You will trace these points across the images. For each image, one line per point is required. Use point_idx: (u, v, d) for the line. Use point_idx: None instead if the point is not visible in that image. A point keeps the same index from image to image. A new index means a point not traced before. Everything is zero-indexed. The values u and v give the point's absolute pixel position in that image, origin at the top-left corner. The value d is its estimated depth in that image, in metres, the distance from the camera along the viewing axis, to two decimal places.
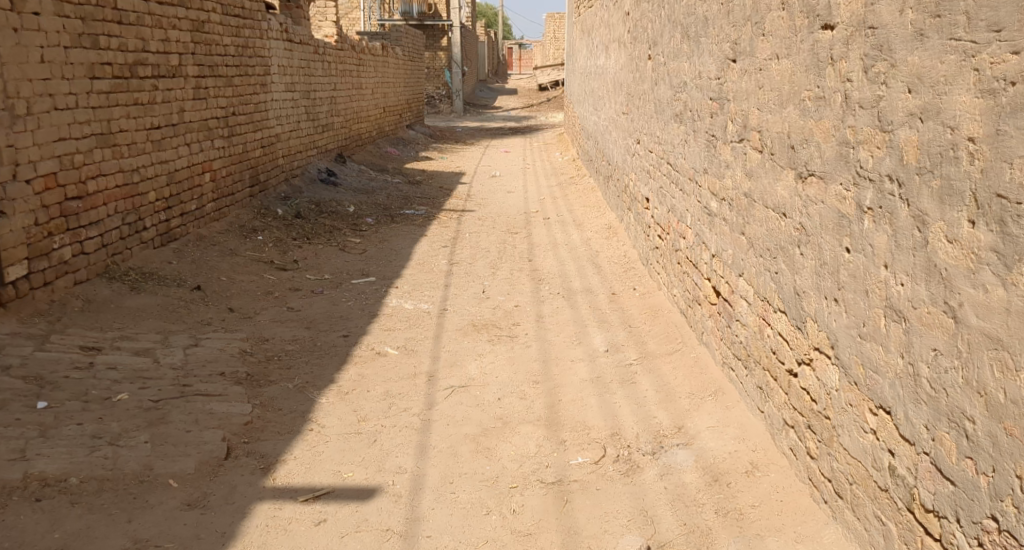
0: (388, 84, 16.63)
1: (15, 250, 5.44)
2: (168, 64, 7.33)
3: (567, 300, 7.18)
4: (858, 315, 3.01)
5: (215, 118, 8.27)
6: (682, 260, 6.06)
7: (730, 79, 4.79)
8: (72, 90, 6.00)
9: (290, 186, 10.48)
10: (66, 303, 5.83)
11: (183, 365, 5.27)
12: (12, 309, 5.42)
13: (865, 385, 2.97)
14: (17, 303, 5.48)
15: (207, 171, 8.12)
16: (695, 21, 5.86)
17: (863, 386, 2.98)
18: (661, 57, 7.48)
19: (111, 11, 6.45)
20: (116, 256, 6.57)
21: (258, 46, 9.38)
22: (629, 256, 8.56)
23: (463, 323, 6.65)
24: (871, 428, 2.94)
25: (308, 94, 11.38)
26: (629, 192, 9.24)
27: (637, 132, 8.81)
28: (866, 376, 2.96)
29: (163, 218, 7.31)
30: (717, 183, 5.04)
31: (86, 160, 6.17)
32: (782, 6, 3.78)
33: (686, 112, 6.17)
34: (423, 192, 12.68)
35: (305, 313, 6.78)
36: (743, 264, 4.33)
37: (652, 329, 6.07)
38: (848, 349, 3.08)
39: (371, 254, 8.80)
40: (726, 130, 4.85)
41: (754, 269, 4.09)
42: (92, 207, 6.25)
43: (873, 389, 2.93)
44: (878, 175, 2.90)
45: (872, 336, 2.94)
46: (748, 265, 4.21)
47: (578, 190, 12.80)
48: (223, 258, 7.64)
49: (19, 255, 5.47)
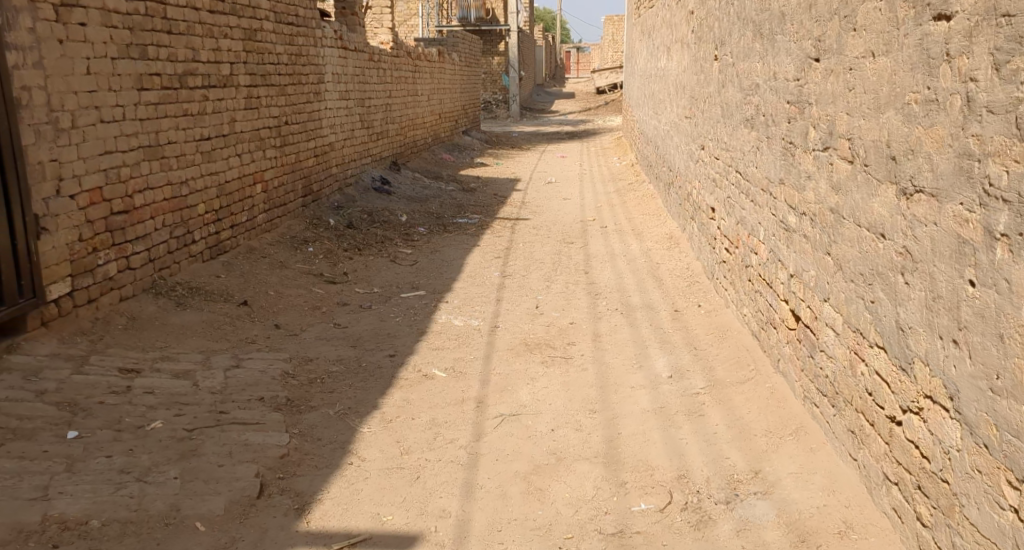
0: (444, 90, 16.33)
1: (58, 266, 5.18)
2: (220, 74, 7.07)
3: (627, 318, 6.73)
4: (989, 365, 2.53)
5: (267, 127, 8.00)
6: (754, 278, 5.58)
7: (813, 80, 4.33)
8: (119, 101, 5.73)
9: (342, 195, 10.20)
10: (110, 320, 5.56)
11: (223, 389, 4.95)
12: (54, 327, 5.16)
13: (1000, 450, 2.48)
14: (59, 321, 5.22)
15: (257, 181, 7.83)
16: (770, 19, 5.40)
17: (997, 451, 2.50)
18: (729, 59, 7.01)
19: (160, 19, 6.20)
20: (163, 270, 6.30)
21: (312, 54, 9.10)
22: (693, 269, 8.09)
23: (515, 342, 6.25)
24: (1011, 505, 2.46)
25: (362, 101, 11.08)
26: (692, 200, 8.77)
27: (701, 137, 8.35)
28: (1001, 439, 2.48)
29: (213, 230, 7.04)
30: (795, 195, 4.57)
31: (132, 173, 5.89)
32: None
33: (759, 117, 5.70)
34: (477, 199, 12.33)
35: (352, 330, 6.45)
36: (829, 288, 3.85)
37: (721, 353, 5.59)
38: (974, 404, 2.60)
39: (421, 265, 8.46)
40: (807, 137, 4.38)
41: (844, 295, 3.61)
42: (139, 221, 5.98)
43: (1013, 457, 2.44)
44: (1015, 196, 2.43)
45: (1008, 391, 2.45)
46: (836, 290, 3.73)
47: (637, 197, 12.34)
48: (271, 271, 7.35)
49: (62, 272, 5.21)
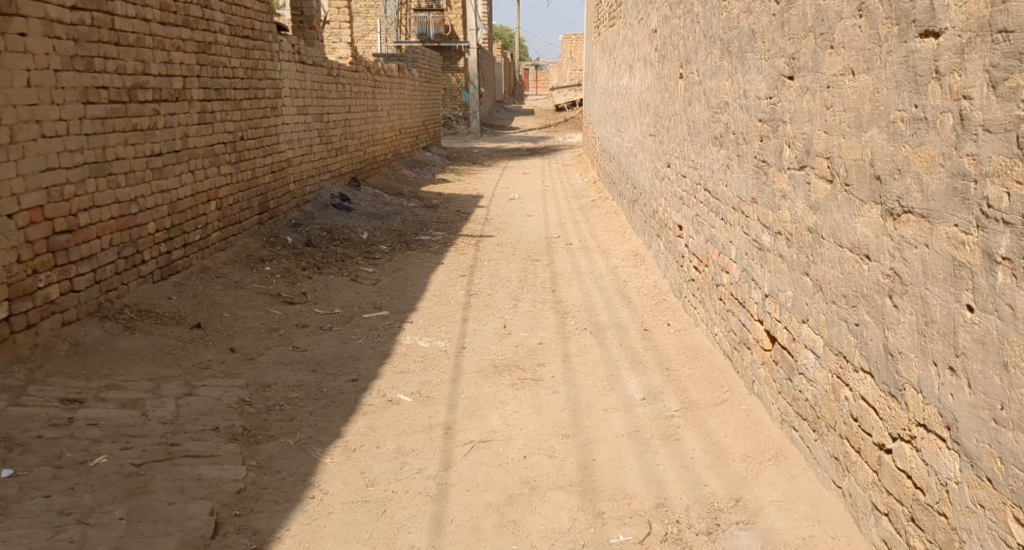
0: (404, 106, 16.18)
1: None
2: (172, 88, 6.85)
3: (596, 337, 6.60)
4: (992, 395, 2.55)
5: (222, 143, 7.79)
6: (725, 296, 5.50)
7: (786, 98, 4.34)
8: (62, 116, 5.51)
9: (300, 212, 9.99)
10: (52, 347, 5.30)
11: (175, 418, 4.73)
12: None
13: (1007, 484, 2.48)
14: None
15: (211, 199, 7.61)
16: (739, 36, 5.36)
17: (1003, 485, 2.50)
18: (695, 76, 6.97)
19: (107, 30, 5.98)
20: (111, 292, 6.05)
21: (269, 69, 8.91)
22: (660, 287, 8.01)
23: (483, 364, 6.09)
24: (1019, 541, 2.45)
25: (321, 116, 10.90)
26: (658, 217, 8.69)
27: (667, 154, 8.31)
28: (1008, 472, 2.48)
29: (164, 250, 6.80)
30: (768, 214, 4.56)
31: (77, 191, 5.67)
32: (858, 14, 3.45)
33: (728, 136, 5.66)
34: (440, 216, 12.17)
35: (312, 353, 6.24)
36: (807, 309, 3.77)
37: (694, 374, 5.47)
38: (975, 435, 2.62)
39: (384, 284, 8.28)
40: (781, 156, 4.39)
41: (824, 317, 3.54)
42: (84, 241, 5.75)
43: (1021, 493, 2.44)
44: (1020, 219, 2.46)
45: (1014, 422, 2.46)
46: (815, 311, 3.65)
47: (601, 214, 12.26)
48: (226, 292, 7.12)
49: None
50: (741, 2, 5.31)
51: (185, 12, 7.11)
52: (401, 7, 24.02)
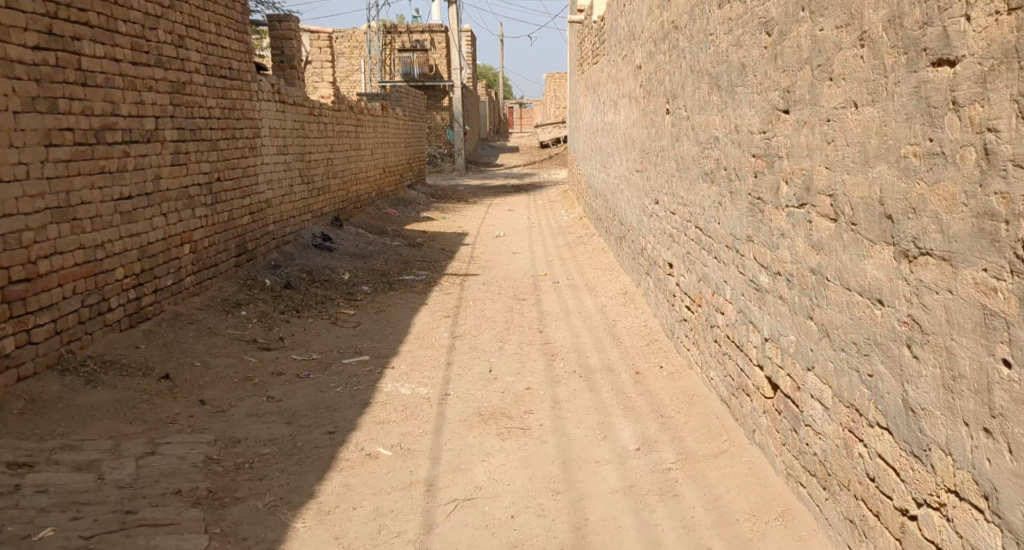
0: (388, 145, 16.00)
1: None
2: (143, 129, 6.60)
3: (586, 382, 6.33)
4: None
5: (197, 184, 7.52)
6: (721, 338, 5.25)
7: (781, 132, 4.19)
8: (22, 159, 5.26)
9: (280, 253, 9.72)
10: (6, 405, 4.99)
11: (134, 481, 4.42)
12: None
13: None
14: None
15: (185, 242, 7.33)
16: (729, 70, 5.18)
17: None
18: (682, 111, 6.79)
19: (73, 70, 5.74)
20: (73, 342, 5.74)
21: (247, 108, 8.68)
22: (650, 327, 7.76)
23: (468, 413, 5.78)
24: None
25: (302, 156, 10.66)
26: (646, 254, 8.47)
27: (654, 190, 8.11)
28: None
29: (133, 296, 6.50)
30: (766, 253, 4.37)
31: (38, 237, 5.40)
32: (861, 44, 3.32)
33: (719, 172, 5.46)
34: (424, 254, 11.92)
35: (288, 404, 5.93)
36: (812, 355, 3.54)
37: (689, 421, 5.19)
38: (1019, 508, 2.42)
39: (365, 327, 8.00)
40: (777, 193, 4.22)
41: (832, 366, 3.32)
42: (44, 289, 5.46)
43: None
44: None
45: None
46: (822, 358, 3.42)
47: (588, 251, 12.05)
48: (200, 339, 6.82)
49: None
50: (730, 35, 5.13)
51: (158, 51, 6.88)
52: (386, 48, 23.92)
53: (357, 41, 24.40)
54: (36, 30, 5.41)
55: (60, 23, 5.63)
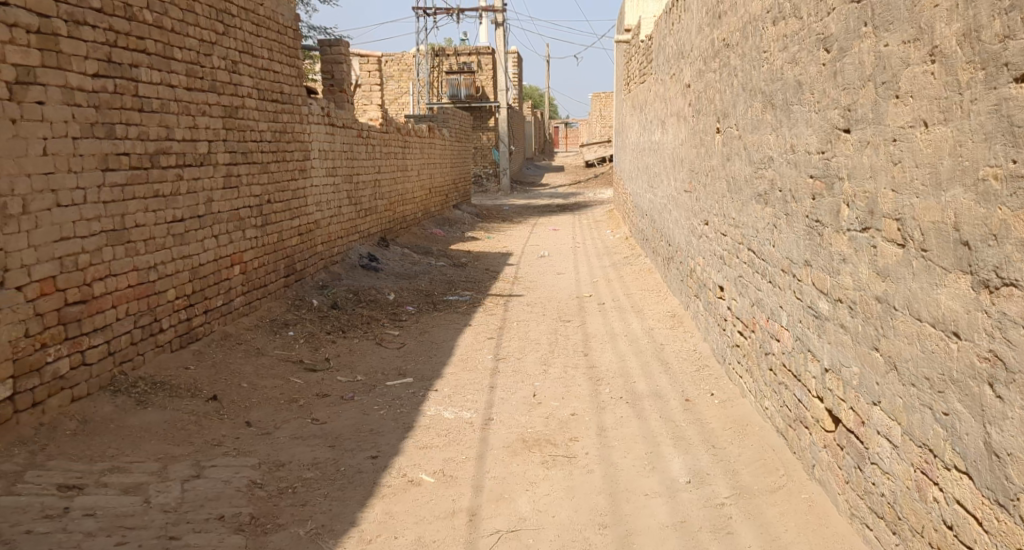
0: (434, 165, 15.99)
1: None
2: (197, 153, 6.59)
3: (633, 408, 6.15)
4: None
5: (248, 207, 7.50)
6: (777, 367, 5.05)
7: (841, 152, 4.01)
8: (79, 183, 5.26)
9: (326, 273, 9.68)
10: (59, 426, 4.97)
11: (178, 506, 4.36)
12: None
13: None
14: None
15: (235, 263, 7.30)
16: (784, 88, 5.00)
17: None
18: (734, 130, 6.62)
19: (130, 97, 5.74)
20: (125, 363, 5.71)
21: (298, 131, 8.67)
22: (700, 352, 7.55)
23: (511, 439, 5.63)
24: None
25: (350, 177, 10.64)
26: (696, 276, 8.27)
27: (703, 212, 7.92)
28: None
29: (185, 317, 6.48)
30: (826, 279, 4.17)
31: (93, 259, 5.38)
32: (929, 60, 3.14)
33: (773, 194, 5.27)
34: (468, 274, 11.83)
35: (331, 427, 5.83)
36: (879, 390, 3.34)
37: (744, 453, 4.99)
38: None
39: (409, 348, 7.89)
40: (838, 216, 4.02)
41: (901, 402, 3.13)
42: (98, 310, 5.44)
43: None
44: None
45: None
46: (890, 392, 3.22)
47: (634, 271, 11.86)
48: (247, 360, 6.75)
49: (4, 373, 4.69)
50: (785, 52, 4.95)
51: (213, 77, 6.88)
52: (433, 70, 23.97)
53: (406, 64, 24.48)
54: (96, 58, 5.42)
55: (119, 51, 5.64)
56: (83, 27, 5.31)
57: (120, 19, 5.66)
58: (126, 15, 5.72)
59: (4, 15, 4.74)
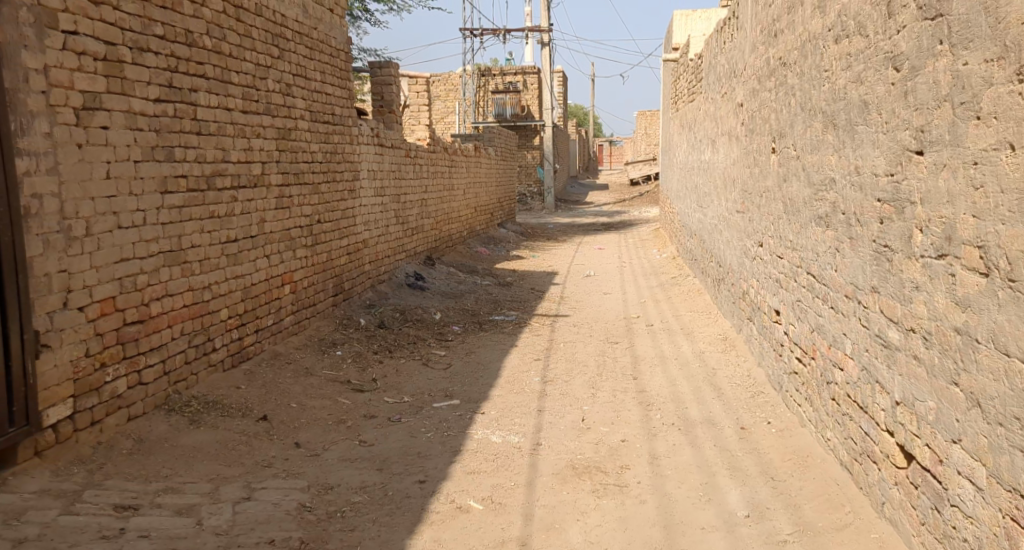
0: (480, 184, 15.93)
1: (59, 388, 4.66)
2: (251, 174, 6.58)
3: (686, 436, 5.97)
4: None
5: (299, 226, 7.48)
6: (841, 398, 4.86)
7: (913, 175, 3.83)
8: (140, 206, 5.25)
9: (373, 291, 9.63)
10: (116, 444, 4.95)
11: (229, 529, 4.29)
12: (49, 457, 4.60)
13: None
14: (56, 449, 4.66)
15: (286, 282, 7.27)
16: (847, 108, 4.83)
17: None
18: (791, 151, 6.44)
19: (189, 120, 5.74)
20: (179, 383, 5.68)
21: (348, 152, 8.66)
22: (753, 378, 7.34)
23: (561, 465, 5.48)
24: None
25: (397, 197, 10.61)
26: (749, 300, 8.07)
27: (758, 234, 7.73)
28: None
29: (236, 336, 6.44)
30: (896, 307, 3.99)
31: (151, 280, 5.37)
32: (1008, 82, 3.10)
33: (835, 217, 5.09)
34: (514, 294, 11.71)
35: (379, 449, 5.73)
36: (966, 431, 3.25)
37: (806, 487, 4.80)
38: None
39: (456, 369, 7.78)
40: (910, 241, 3.84)
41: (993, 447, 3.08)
42: (154, 330, 5.41)
43: None
44: None
45: None
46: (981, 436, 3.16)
47: (682, 292, 11.65)
48: (296, 380, 6.69)
49: (63, 393, 4.69)
50: (849, 71, 4.79)
51: (268, 100, 6.88)
52: (479, 89, 23.99)
53: (452, 84, 24.54)
54: (158, 83, 5.43)
55: (180, 76, 5.66)
56: (147, 53, 5.33)
57: (181, 45, 5.67)
58: (186, 41, 5.74)
59: (73, 43, 4.77)
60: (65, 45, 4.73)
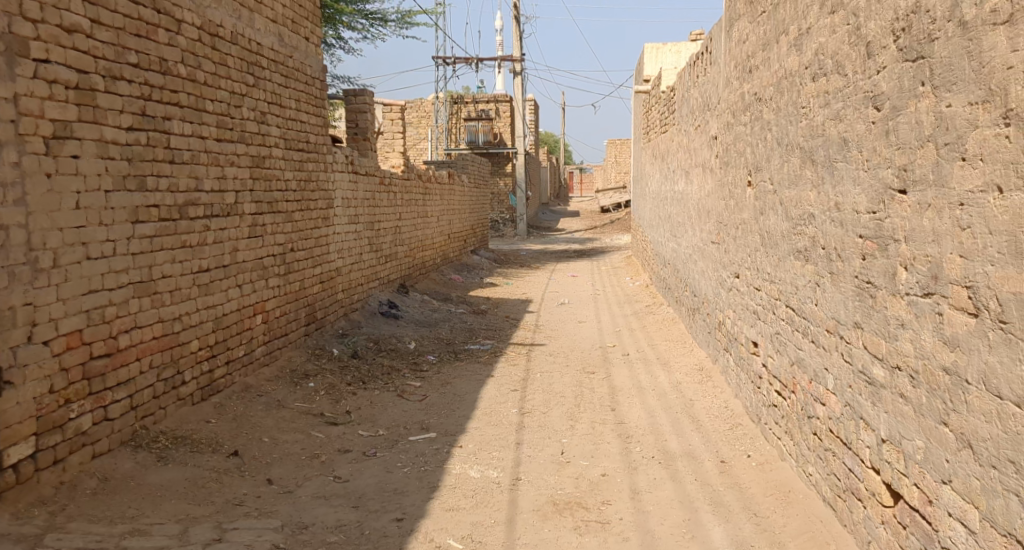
0: (453, 212, 15.89)
1: (20, 426, 4.52)
2: (224, 203, 6.47)
3: (667, 469, 5.91)
4: None
5: (271, 255, 7.37)
6: (823, 434, 4.84)
7: (896, 212, 3.83)
8: (110, 236, 5.14)
9: (347, 321, 9.52)
10: (79, 484, 4.81)
11: None
12: (9, 499, 4.45)
13: None
14: (17, 491, 4.51)
15: (258, 312, 7.15)
16: (827, 144, 4.84)
17: None
18: (768, 184, 6.46)
19: (162, 149, 5.65)
20: (147, 418, 5.53)
21: (322, 180, 8.57)
22: (731, 408, 7.31)
23: (541, 502, 5.39)
24: None
25: (371, 224, 10.53)
26: (725, 330, 8.06)
27: (734, 265, 7.73)
28: None
29: (206, 368, 6.30)
30: (880, 344, 3.97)
31: (120, 312, 5.24)
32: (994, 126, 3.16)
33: (815, 251, 5.09)
34: (489, 322, 11.64)
35: (354, 486, 5.62)
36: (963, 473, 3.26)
37: (789, 524, 4.77)
38: None
39: (431, 401, 7.67)
40: (893, 278, 3.83)
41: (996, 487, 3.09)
42: (122, 364, 5.28)
43: None
44: None
45: None
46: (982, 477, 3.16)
47: (657, 321, 11.64)
48: (268, 414, 6.56)
49: (25, 431, 4.55)
50: (827, 108, 4.80)
51: (242, 128, 6.79)
52: (452, 117, 24.01)
53: (425, 112, 24.54)
54: (131, 112, 5.33)
55: (153, 104, 5.56)
56: (120, 82, 5.24)
57: (155, 73, 5.59)
58: (160, 69, 5.65)
59: (45, 71, 4.68)
60: (36, 74, 4.64)
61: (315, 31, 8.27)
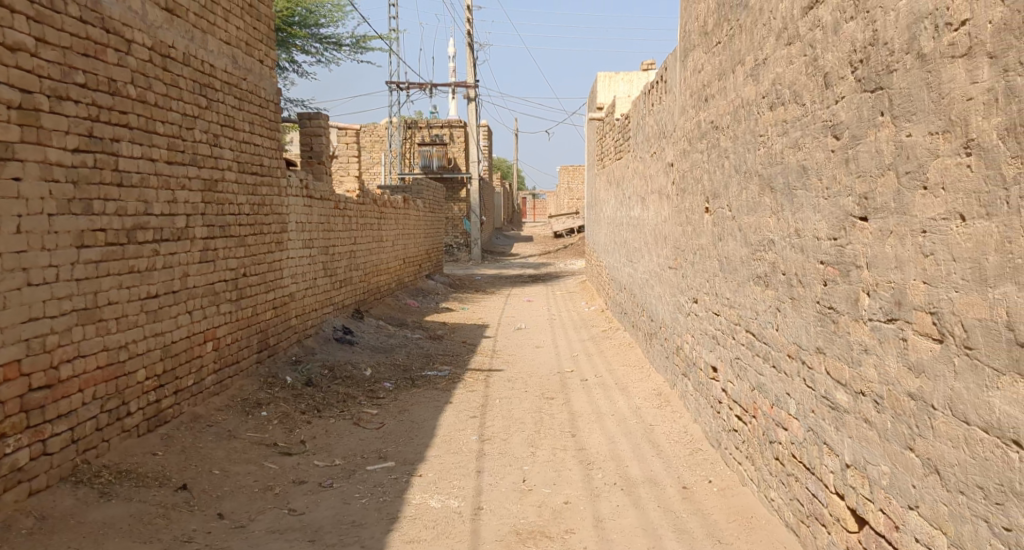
0: (408, 236, 15.82)
1: None
2: (174, 228, 6.34)
3: (628, 496, 5.89)
4: None
5: (223, 281, 7.23)
6: (785, 458, 4.85)
7: (857, 239, 3.87)
8: (52, 261, 5.00)
9: (301, 347, 9.38)
10: (13, 523, 4.63)
11: None
12: None
13: None
14: None
15: (208, 339, 7.00)
16: (785, 170, 4.89)
17: None
18: (725, 210, 6.51)
19: (110, 171, 5.52)
20: (88, 451, 5.36)
21: (276, 204, 8.46)
22: (690, 433, 7.33)
23: (503, 531, 5.33)
24: None
25: (326, 249, 10.42)
26: (683, 355, 8.08)
27: (691, 289, 7.77)
28: None
29: (153, 398, 6.14)
30: (842, 369, 4.00)
31: (62, 340, 5.09)
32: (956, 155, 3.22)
33: (774, 277, 5.12)
34: (446, 347, 11.55)
35: (310, 518, 5.49)
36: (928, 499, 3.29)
37: None
38: None
39: (389, 429, 7.57)
40: (855, 304, 3.87)
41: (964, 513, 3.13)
42: (63, 396, 5.12)
43: None
44: None
45: None
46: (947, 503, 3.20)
47: (614, 346, 11.66)
48: (218, 445, 6.40)
49: None
50: (786, 136, 4.85)
51: (194, 150, 6.67)
52: (406, 141, 23.95)
53: (378, 136, 24.46)
54: (77, 133, 5.21)
55: (101, 125, 5.44)
56: (66, 102, 5.12)
57: (104, 94, 5.47)
58: (109, 90, 5.53)
59: None
60: None
61: (270, 53, 8.19)
